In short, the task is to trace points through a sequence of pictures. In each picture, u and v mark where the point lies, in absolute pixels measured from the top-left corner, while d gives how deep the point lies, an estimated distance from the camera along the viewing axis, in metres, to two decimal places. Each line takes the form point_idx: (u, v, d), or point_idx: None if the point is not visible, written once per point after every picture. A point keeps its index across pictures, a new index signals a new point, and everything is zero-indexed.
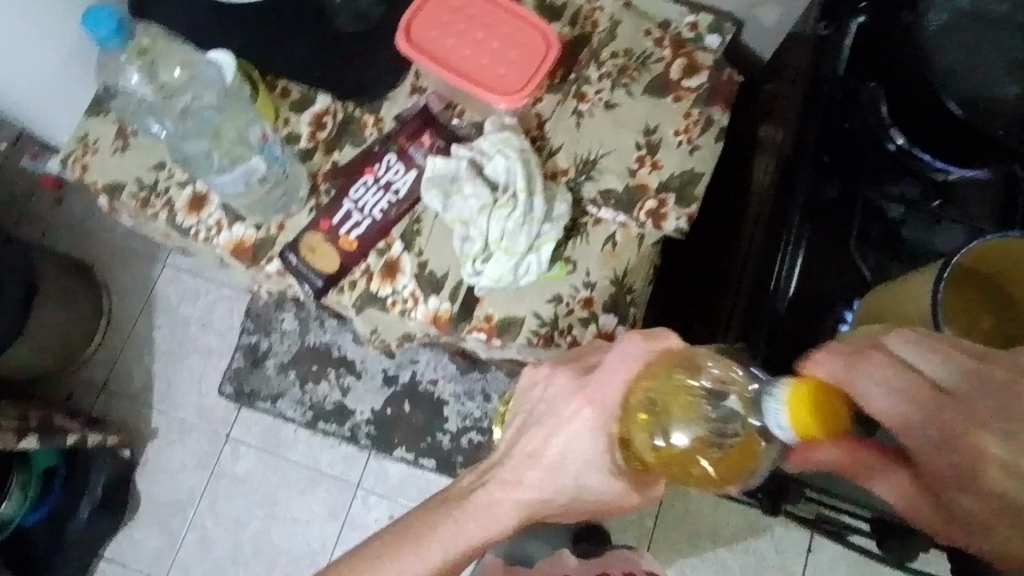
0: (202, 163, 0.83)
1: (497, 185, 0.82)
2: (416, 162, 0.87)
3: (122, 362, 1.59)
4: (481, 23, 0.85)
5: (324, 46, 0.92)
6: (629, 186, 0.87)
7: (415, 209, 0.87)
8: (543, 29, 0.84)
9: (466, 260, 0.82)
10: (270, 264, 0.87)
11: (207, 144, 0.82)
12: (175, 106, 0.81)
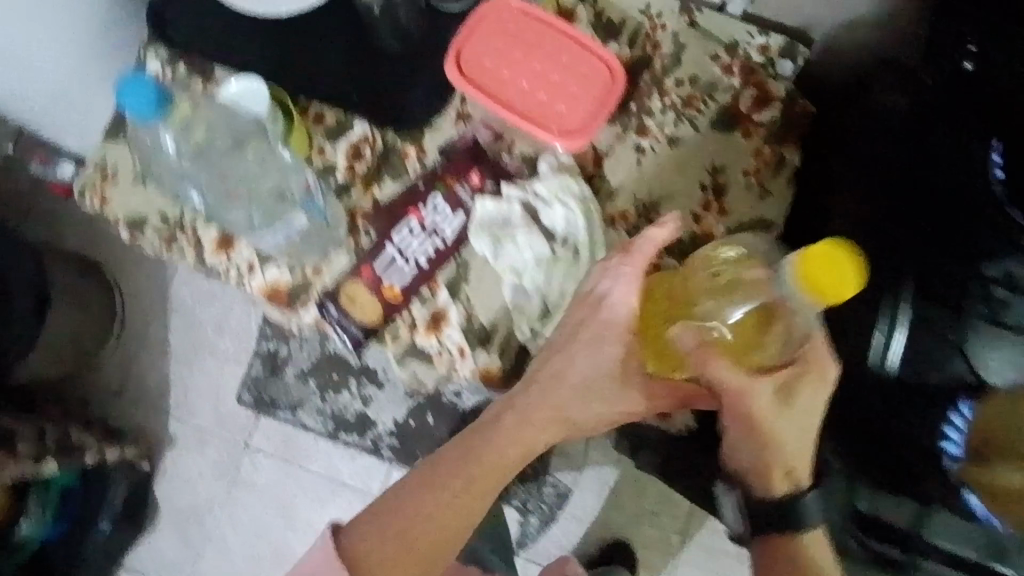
0: (240, 223, 0.79)
1: (554, 236, 0.78)
2: (463, 204, 0.80)
3: (137, 365, 1.51)
4: (539, 50, 0.77)
5: (360, 66, 0.84)
6: (695, 234, 0.80)
7: (462, 254, 0.81)
8: (607, 60, 0.77)
9: (521, 318, 0.78)
10: (306, 311, 0.81)
11: (243, 203, 0.78)
12: (211, 168, 0.76)
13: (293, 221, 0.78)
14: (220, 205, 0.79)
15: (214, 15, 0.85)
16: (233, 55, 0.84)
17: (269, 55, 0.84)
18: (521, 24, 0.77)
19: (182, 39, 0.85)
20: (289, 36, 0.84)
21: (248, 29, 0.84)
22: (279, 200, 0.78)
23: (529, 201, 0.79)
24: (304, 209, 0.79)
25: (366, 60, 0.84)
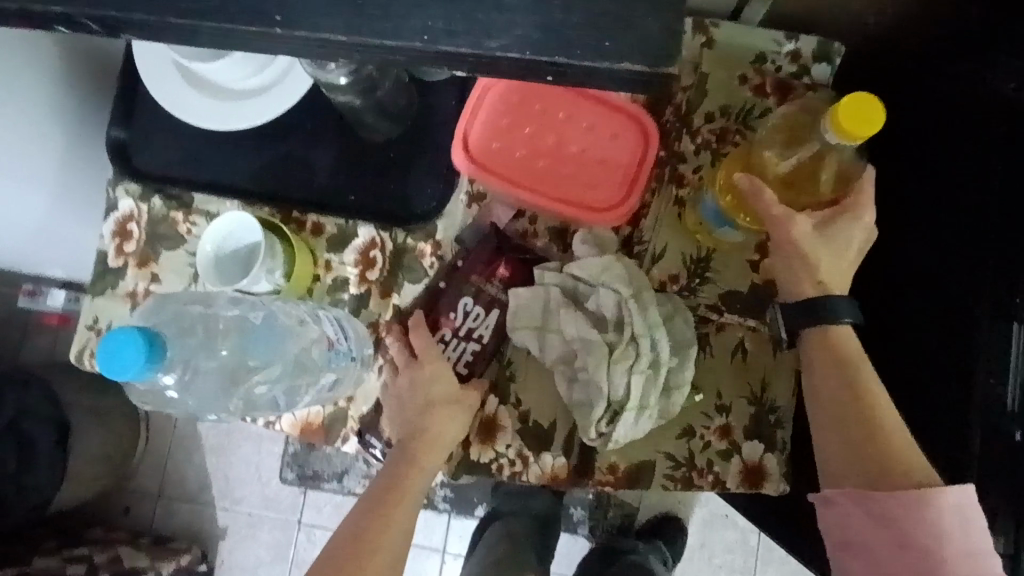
0: (261, 407, 0.61)
1: (605, 321, 0.69)
2: (496, 299, 0.72)
3: (172, 466, 1.45)
4: (552, 126, 0.75)
5: (351, 165, 0.76)
6: (755, 285, 0.72)
7: (503, 351, 0.73)
8: (627, 118, 0.74)
9: (588, 422, 0.69)
10: (346, 444, 0.73)
11: (278, 393, 0.60)
12: (225, 388, 0.55)
13: (318, 381, 0.61)
14: (244, 403, 0.59)
15: (184, 138, 0.77)
16: (214, 178, 0.77)
17: (254, 171, 0.77)
18: (527, 101, 0.75)
19: (155, 169, 0.77)
20: (269, 147, 0.77)
21: (225, 146, 0.77)
22: (297, 370, 0.59)
23: (569, 283, 0.71)
24: (332, 366, 0.61)
25: (357, 157, 0.77)
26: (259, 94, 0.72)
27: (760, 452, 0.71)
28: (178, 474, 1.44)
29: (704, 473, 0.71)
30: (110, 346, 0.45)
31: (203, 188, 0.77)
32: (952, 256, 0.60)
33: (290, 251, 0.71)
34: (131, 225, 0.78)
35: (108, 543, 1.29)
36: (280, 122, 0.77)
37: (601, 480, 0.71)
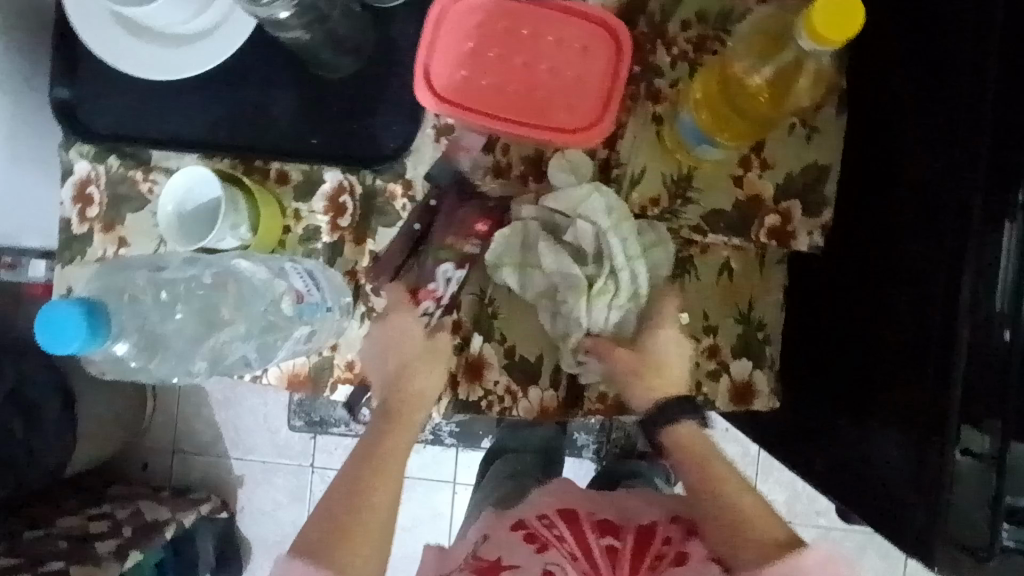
0: (241, 366, 0.60)
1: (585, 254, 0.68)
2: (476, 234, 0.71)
3: (183, 421, 1.47)
4: (519, 44, 0.66)
5: (311, 106, 0.72)
6: (739, 202, 0.69)
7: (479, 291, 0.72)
8: (600, 20, 0.66)
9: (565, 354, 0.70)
10: (336, 393, 0.73)
11: (246, 349, 0.59)
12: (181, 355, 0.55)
13: (292, 335, 0.60)
14: (215, 364, 0.58)
15: (133, 89, 0.73)
16: (168, 131, 0.73)
17: (209, 121, 0.73)
18: (485, 20, 0.66)
19: (106, 126, 0.74)
20: (223, 94, 0.73)
21: (176, 97, 0.73)
22: (268, 326, 0.58)
23: (547, 216, 0.70)
24: (304, 319, 0.60)
25: (316, 97, 0.73)
26: (204, 38, 0.68)
27: (749, 370, 0.71)
28: (189, 430, 1.47)
29: (693, 394, 0.71)
30: (53, 318, 0.47)
31: (159, 142, 0.73)
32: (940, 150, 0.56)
33: (254, 202, 0.69)
34: (92, 189, 0.75)
35: (129, 499, 1.33)
36: (231, 65, 0.73)
37: (592, 409, 0.71)
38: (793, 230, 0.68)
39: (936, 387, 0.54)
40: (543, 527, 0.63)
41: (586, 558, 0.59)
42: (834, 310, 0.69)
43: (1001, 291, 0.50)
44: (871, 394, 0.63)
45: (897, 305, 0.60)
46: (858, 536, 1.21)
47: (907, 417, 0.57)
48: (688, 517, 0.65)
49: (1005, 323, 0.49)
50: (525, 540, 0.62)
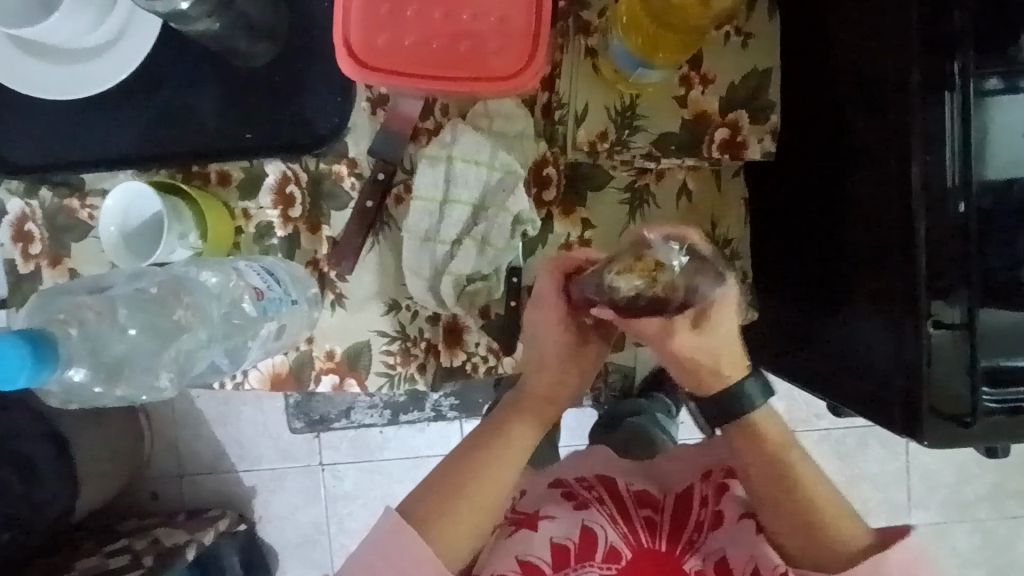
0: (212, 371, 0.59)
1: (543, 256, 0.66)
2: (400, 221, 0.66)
3: (184, 444, 1.46)
4: None
5: (238, 99, 0.70)
6: (686, 121, 0.68)
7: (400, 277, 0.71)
8: None
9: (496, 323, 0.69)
10: (320, 385, 0.72)
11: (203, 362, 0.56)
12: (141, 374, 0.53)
13: (261, 333, 0.59)
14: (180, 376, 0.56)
15: (48, 113, 0.70)
16: (96, 151, 0.71)
17: (136, 134, 0.70)
18: None
19: (29, 156, 0.71)
20: (143, 102, 0.70)
21: (97, 114, 0.70)
22: (231, 327, 0.57)
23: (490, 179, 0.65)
24: (270, 315, 0.59)
25: (242, 90, 0.70)
26: (111, 48, 0.66)
27: None
28: (191, 452, 1.46)
29: None
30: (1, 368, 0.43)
31: (89, 164, 0.70)
32: (878, 32, 0.56)
33: (199, 212, 0.67)
34: (30, 225, 0.72)
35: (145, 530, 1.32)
36: (146, 71, 0.70)
37: None
38: (743, 140, 0.68)
39: (897, 269, 0.55)
40: (582, 488, 0.64)
41: (626, 514, 0.62)
42: (794, 216, 0.70)
43: (949, 172, 0.51)
44: (836, 292, 0.64)
45: (847, 201, 0.62)
46: (858, 431, 1.25)
47: (874, 304, 0.59)
48: (720, 468, 0.65)
49: (959, 196, 0.51)
50: (563, 495, 0.64)
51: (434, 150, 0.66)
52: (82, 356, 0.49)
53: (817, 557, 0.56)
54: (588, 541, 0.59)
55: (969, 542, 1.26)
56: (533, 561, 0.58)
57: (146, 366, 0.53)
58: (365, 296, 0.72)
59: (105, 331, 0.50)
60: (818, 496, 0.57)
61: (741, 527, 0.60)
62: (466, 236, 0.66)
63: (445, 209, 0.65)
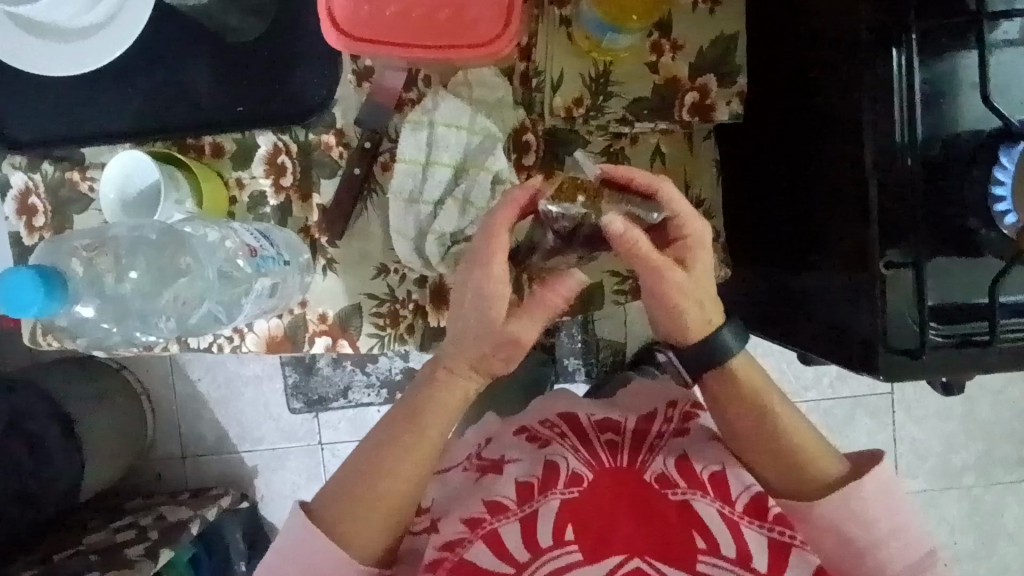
0: (209, 323, 0.63)
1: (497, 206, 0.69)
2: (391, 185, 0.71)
3: (188, 425, 1.49)
4: None
5: (230, 74, 0.73)
6: (658, 86, 0.71)
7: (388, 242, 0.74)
8: None
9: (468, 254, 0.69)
10: (314, 346, 0.75)
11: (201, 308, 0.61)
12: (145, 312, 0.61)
13: (254, 289, 0.62)
14: (180, 324, 0.63)
15: (52, 92, 0.74)
16: (94, 127, 0.74)
17: (133, 110, 0.74)
18: None
19: (34, 133, 0.74)
20: (140, 79, 0.73)
21: (96, 91, 0.74)
22: (224, 281, 0.61)
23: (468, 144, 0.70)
24: (263, 272, 0.62)
25: (233, 66, 0.73)
26: (102, 30, 0.69)
27: None
28: (194, 433, 1.50)
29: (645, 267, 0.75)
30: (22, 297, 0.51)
31: (89, 140, 0.74)
32: None
33: (195, 178, 0.70)
34: (32, 199, 0.76)
35: (151, 507, 1.35)
36: (141, 49, 0.73)
37: None
38: (712, 103, 0.71)
39: (859, 229, 0.60)
40: (546, 428, 0.67)
41: (585, 436, 0.64)
42: (767, 186, 0.75)
43: (899, 126, 0.56)
44: (809, 250, 0.68)
45: (813, 168, 0.66)
46: (847, 401, 1.27)
47: (837, 263, 0.63)
48: (687, 399, 0.69)
49: (908, 152, 0.56)
50: (526, 437, 0.67)
51: (416, 115, 0.70)
52: (92, 295, 0.57)
53: (790, 485, 0.59)
54: (551, 472, 0.60)
55: (958, 510, 1.26)
56: (499, 499, 0.59)
57: (148, 308, 0.60)
58: (358, 259, 0.75)
59: (110, 276, 0.58)
60: (797, 427, 0.60)
61: (708, 443, 0.64)
62: (448, 196, 0.70)
63: (427, 170, 0.69)
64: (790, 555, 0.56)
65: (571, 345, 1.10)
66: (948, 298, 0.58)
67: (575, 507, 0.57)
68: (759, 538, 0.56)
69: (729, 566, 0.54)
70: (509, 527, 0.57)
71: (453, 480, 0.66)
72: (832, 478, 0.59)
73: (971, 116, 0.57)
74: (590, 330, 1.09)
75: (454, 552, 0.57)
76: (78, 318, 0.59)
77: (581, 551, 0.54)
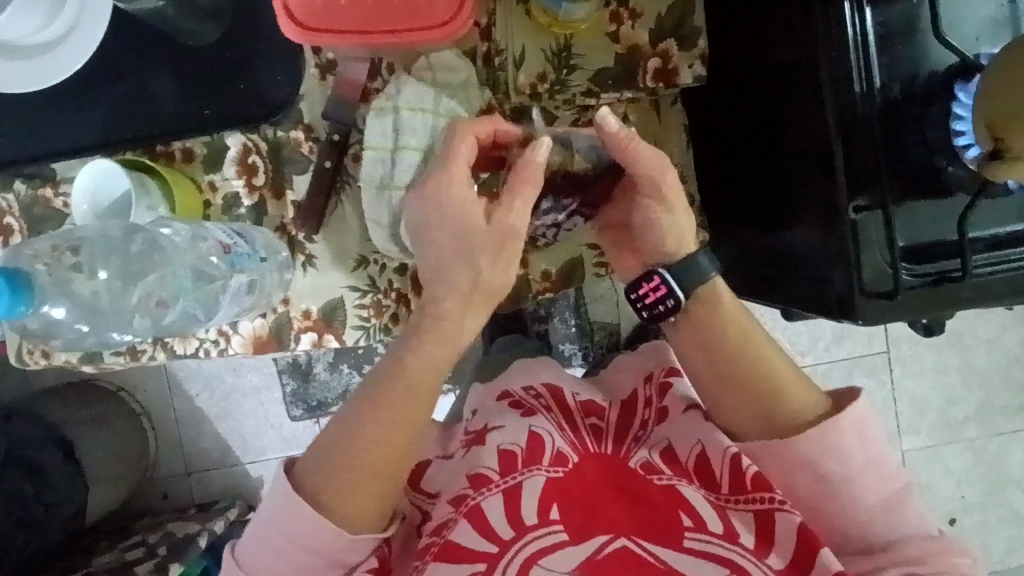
0: (188, 320, 0.65)
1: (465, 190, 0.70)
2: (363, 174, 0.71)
3: (189, 443, 1.41)
4: None
5: (192, 78, 0.73)
6: (620, 56, 0.71)
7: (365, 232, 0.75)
8: None
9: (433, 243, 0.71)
10: (300, 343, 0.75)
11: (179, 305, 0.63)
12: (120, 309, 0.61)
13: (230, 285, 0.64)
14: (156, 322, 0.64)
15: (17, 111, 0.74)
16: (62, 142, 0.74)
17: (99, 123, 0.74)
18: None
19: (2, 152, 0.74)
20: (104, 90, 0.73)
21: (61, 107, 0.73)
22: (199, 278, 0.63)
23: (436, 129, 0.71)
24: (238, 268, 0.64)
25: (195, 70, 0.73)
26: (59, 45, 0.69)
27: None
28: None
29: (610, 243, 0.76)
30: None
31: (58, 156, 0.74)
32: None
33: (166, 184, 0.70)
34: (8, 219, 0.76)
35: (160, 523, 1.32)
36: (102, 61, 0.73)
37: (540, 289, 0.78)
38: (674, 68, 0.71)
39: (823, 183, 0.61)
40: (529, 397, 0.69)
41: (572, 426, 0.65)
42: (738, 151, 0.76)
43: (856, 74, 0.57)
44: (781, 209, 0.69)
45: (779, 128, 0.67)
46: (844, 362, 1.26)
47: (807, 219, 0.64)
48: (661, 369, 0.71)
49: (865, 100, 0.57)
50: (511, 407, 0.68)
51: (381, 102, 0.71)
52: (60, 296, 0.57)
53: (766, 424, 0.60)
54: (535, 446, 0.59)
55: (963, 462, 1.26)
56: (481, 472, 0.58)
57: (121, 307, 0.62)
58: (336, 254, 0.75)
59: (80, 275, 0.59)
60: (774, 360, 0.62)
61: (685, 416, 0.64)
62: None
63: (396, 155, 0.71)
64: (775, 522, 0.55)
65: (566, 330, 1.11)
66: (918, 237, 0.59)
67: (560, 486, 0.57)
68: (745, 517, 0.56)
69: (717, 540, 0.53)
70: (491, 500, 0.55)
71: (451, 462, 0.67)
72: (811, 415, 0.60)
73: (930, 53, 0.57)
74: (583, 313, 1.10)
75: (440, 536, 0.56)
76: (53, 322, 0.59)
77: (567, 530, 0.53)
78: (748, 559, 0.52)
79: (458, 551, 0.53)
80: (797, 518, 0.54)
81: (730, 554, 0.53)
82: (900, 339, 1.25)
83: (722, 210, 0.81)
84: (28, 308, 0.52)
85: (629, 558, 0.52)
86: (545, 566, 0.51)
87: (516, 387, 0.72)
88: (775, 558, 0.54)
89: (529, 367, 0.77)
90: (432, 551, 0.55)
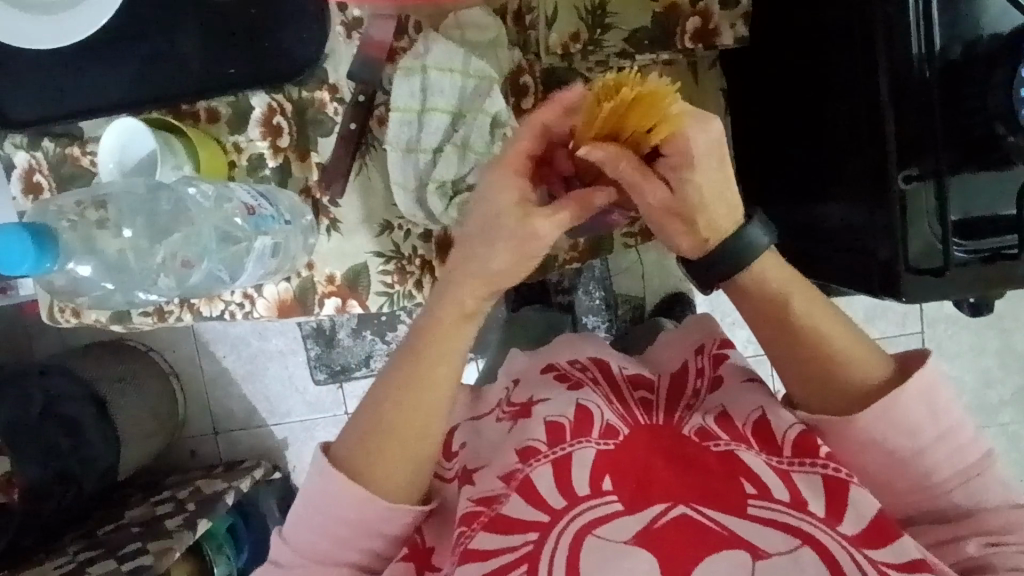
0: (212, 283, 0.67)
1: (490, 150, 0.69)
2: (394, 135, 0.70)
3: (216, 402, 1.39)
4: None
5: (220, 36, 0.72)
6: (658, 14, 0.68)
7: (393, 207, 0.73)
8: None
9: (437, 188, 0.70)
10: (324, 308, 0.74)
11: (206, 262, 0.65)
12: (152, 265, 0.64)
13: (254, 248, 0.65)
14: (179, 282, 0.66)
15: (46, 65, 0.73)
16: (88, 101, 0.74)
17: (128, 80, 0.73)
18: None
19: (33, 105, 0.74)
20: (130, 46, 0.72)
21: (87, 65, 0.73)
22: (224, 240, 0.65)
23: (464, 91, 0.69)
24: (261, 230, 0.65)
25: (219, 29, 0.72)
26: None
27: None
28: None
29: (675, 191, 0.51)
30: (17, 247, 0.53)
31: (88, 112, 0.73)
32: None
33: (190, 143, 0.69)
34: (38, 177, 0.76)
35: (187, 479, 1.32)
36: (129, 15, 0.72)
37: (566, 260, 0.76)
38: (715, 28, 0.68)
39: (873, 154, 0.58)
40: (576, 370, 0.65)
41: (620, 397, 0.62)
42: (776, 126, 0.73)
43: (914, 36, 0.53)
44: (823, 185, 0.67)
45: (823, 102, 0.65)
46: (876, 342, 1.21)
47: (851, 191, 0.62)
48: (713, 340, 0.66)
49: (925, 63, 0.53)
50: (557, 379, 0.64)
51: (408, 62, 0.69)
52: (84, 254, 0.62)
53: (832, 401, 0.56)
54: (585, 418, 0.56)
55: (995, 447, 1.22)
56: (530, 444, 0.56)
57: (144, 267, 0.64)
58: (360, 218, 0.73)
59: (104, 233, 0.63)
60: (836, 328, 0.56)
61: (743, 385, 0.60)
62: (447, 143, 0.70)
63: (424, 117, 0.69)
64: (848, 493, 0.51)
65: (590, 302, 1.05)
66: (971, 212, 0.56)
67: (612, 456, 0.53)
68: (813, 480, 0.52)
69: (784, 508, 0.49)
70: (541, 471, 0.52)
71: (488, 430, 0.63)
72: (873, 384, 0.55)
73: (997, 9, 0.53)
74: (609, 286, 1.04)
75: (489, 505, 0.53)
76: (78, 277, 0.63)
77: (621, 500, 0.50)
78: (816, 526, 0.48)
79: (507, 522, 0.50)
80: (875, 501, 0.51)
81: (801, 523, 0.48)
82: (937, 321, 1.21)
83: (762, 185, 0.78)
84: (53, 265, 0.55)
85: (689, 526, 0.47)
86: (598, 536, 0.47)
87: (561, 360, 0.68)
88: (847, 525, 0.49)
89: (575, 341, 0.72)
90: (479, 519, 0.52)
